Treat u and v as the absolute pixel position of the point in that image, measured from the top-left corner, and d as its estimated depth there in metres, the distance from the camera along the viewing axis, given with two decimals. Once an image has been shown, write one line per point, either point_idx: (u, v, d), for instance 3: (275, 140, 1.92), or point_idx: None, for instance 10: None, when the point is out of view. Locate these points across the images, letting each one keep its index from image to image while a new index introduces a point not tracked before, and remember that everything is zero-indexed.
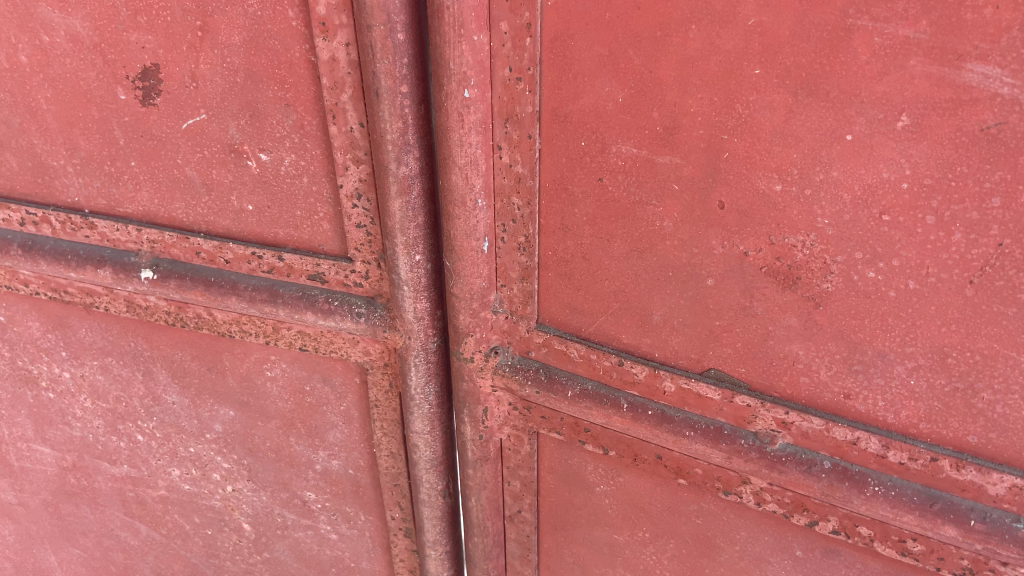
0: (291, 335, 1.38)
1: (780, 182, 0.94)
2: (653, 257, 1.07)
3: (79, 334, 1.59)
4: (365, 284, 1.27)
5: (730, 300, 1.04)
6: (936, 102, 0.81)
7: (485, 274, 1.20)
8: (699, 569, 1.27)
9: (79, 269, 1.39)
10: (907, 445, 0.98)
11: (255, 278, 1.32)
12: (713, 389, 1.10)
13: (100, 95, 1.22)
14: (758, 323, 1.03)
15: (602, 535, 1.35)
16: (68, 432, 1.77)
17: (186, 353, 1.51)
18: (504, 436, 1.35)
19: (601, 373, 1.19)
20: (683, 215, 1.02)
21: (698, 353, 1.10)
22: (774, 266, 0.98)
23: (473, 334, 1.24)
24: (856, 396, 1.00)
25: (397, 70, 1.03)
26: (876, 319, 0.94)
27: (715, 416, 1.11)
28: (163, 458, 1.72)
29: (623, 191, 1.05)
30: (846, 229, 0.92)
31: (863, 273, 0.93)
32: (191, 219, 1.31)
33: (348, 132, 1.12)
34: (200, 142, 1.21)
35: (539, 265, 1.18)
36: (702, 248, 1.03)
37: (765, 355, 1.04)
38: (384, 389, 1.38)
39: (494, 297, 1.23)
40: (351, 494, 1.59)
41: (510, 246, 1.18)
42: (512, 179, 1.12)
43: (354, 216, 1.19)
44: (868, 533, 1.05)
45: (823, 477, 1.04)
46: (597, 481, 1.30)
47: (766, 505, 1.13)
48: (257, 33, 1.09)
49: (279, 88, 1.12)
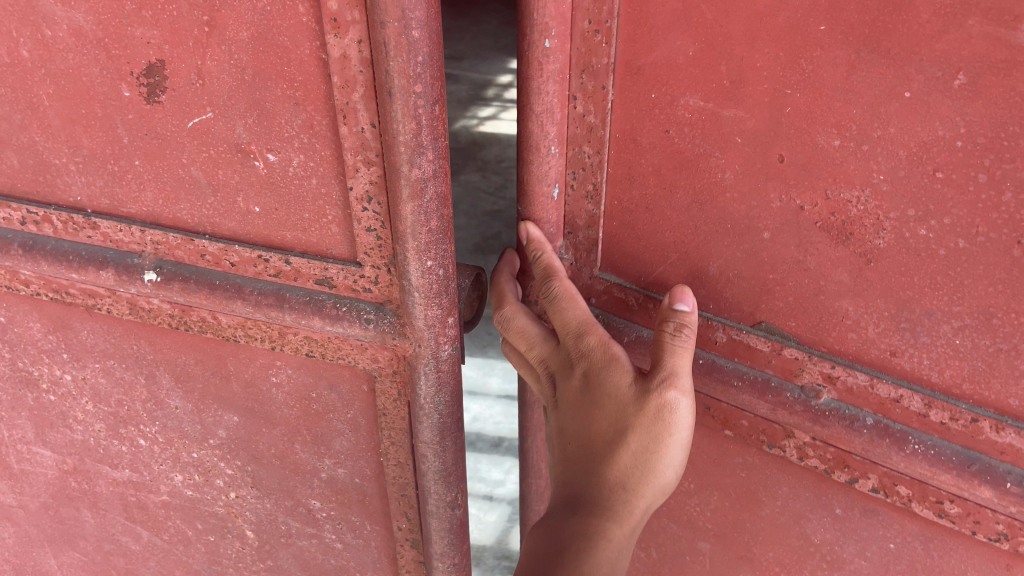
0: (298, 341, 1.34)
1: (838, 138, 0.96)
2: (713, 209, 1.10)
3: (81, 336, 1.55)
4: (374, 290, 1.22)
5: (784, 255, 1.07)
6: (991, 61, 0.83)
7: (554, 220, 1.25)
8: (741, 523, 1.34)
9: (81, 270, 1.36)
10: (948, 405, 1.02)
11: (261, 282, 1.28)
12: (763, 340, 1.14)
13: (104, 92, 1.18)
14: (810, 277, 1.06)
15: None
16: (69, 435, 1.74)
17: (190, 357, 1.47)
18: None
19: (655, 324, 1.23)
20: (743, 168, 1.04)
21: (751, 305, 1.14)
22: (828, 221, 1.01)
23: None
24: (901, 354, 1.04)
25: (411, 69, 0.99)
26: (926, 276, 0.97)
27: (764, 368, 1.16)
28: (165, 464, 1.68)
29: (688, 143, 1.07)
30: (900, 186, 0.95)
31: (914, 231, 0.96)
32: (196, 221, 1.27)
33: (359, 133, 1.07)
34: (207, 141, 1.17)
35: (605, 213, 1.22)
36: (760, 201, 1.05)
37: (816, 310, 1.08)
38: (392, 398, 1.35)
39: (562, 243, 1.28)
40: (357, 504, 1.55)
41: (578, 194, 1.22)
42: (584, 128, 1.16)
43: (364, 220, 1.15)
44: (906, 493, 1.10)
45: (864, 433, 1.08)
46: None
47: (808, 460, 1.18)
48: (267, 29, 1.04)
49: (289, 86, 1.08)
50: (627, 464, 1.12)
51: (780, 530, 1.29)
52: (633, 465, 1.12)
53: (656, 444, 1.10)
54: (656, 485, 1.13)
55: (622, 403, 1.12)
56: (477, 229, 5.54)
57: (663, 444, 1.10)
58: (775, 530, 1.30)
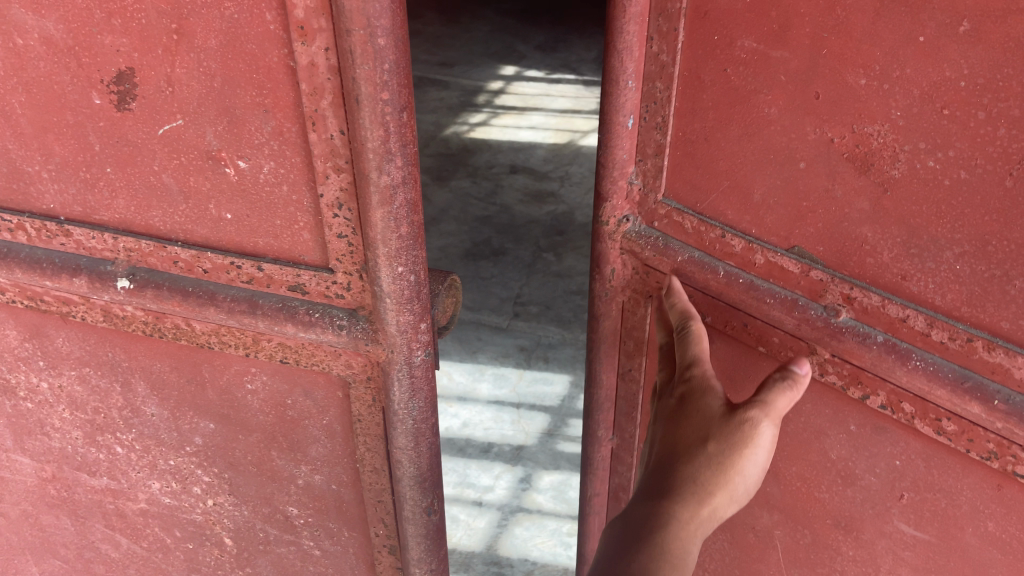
0: (272, 348, 1.34)
1: (864, 77, 1.00)
2: (759, 141, 1.13)
3: (57, 343, 1.55)
4: (347, 296, 1.23)
5: (816, 184, 1.10)
6: (992, 8, 0.88)
7: (626, 148, 1.29)
8: (768, 441, 1.32)
9: (54, 278, 1.36)
10: (947, 325, 1.03)
11: (234, 289, 1.28)
12: (794, 263, 1.15)
13: (75, 99, 1.18)
14: (835, 205, 1.08)
15: None
16: (47, 443, 1.73)
17: (165, 364, 1.47)
18: (624, 299, 1.42)
19: (707, 245, 1.25)
20: (787, 103, 1.08)
21: (787, 230, 1.15)
22: (854, 153, 1.04)
23: (609, 201, 1.33)
24: (910, 277, 1.05)
25: (377, 76, 0.99)
26: (932, 207, 1.00)
27: (794, 290, 1.17)
28: (143, 472, 1.67)
29: (741, 79, 1.12)
30: (913, 121, 0.98)
31: (924, 162, 0.98)
32: (169, 228, 1.27)
33: (328, 140, 1.08)
34: (177, 148, 1.17)
35: (670, 143, 1.25)
36: (798, 134, 1.09)
37: (840, 235, 1.10)
38: (367, 404, 1.35)
39: (632, 171, 1.31)
40: (334, 510, 1.55)
41: (650, 125, 1.27)
42: (657, 66, 1.22)
43: (335, 227, 1.15)
44: (911, 410, 1.10)
45: (873, 347, 1.09)
46: None
47: (827, 376, 1.18)
48: (235, 37, 1.04)
49: (258, 93, 1.08)
50: (702, 477, 1.05)
51: (801, 446, 1.28)
52: (707, 478, 1.04)
53: (735, 454, 1.04)
54: (725, 507, 1.04)
55: (710, 418, 1.09)
56: (466, 235, 5.53)
57: (742, 455, 1.04)
58: (797, 446, 1.29)
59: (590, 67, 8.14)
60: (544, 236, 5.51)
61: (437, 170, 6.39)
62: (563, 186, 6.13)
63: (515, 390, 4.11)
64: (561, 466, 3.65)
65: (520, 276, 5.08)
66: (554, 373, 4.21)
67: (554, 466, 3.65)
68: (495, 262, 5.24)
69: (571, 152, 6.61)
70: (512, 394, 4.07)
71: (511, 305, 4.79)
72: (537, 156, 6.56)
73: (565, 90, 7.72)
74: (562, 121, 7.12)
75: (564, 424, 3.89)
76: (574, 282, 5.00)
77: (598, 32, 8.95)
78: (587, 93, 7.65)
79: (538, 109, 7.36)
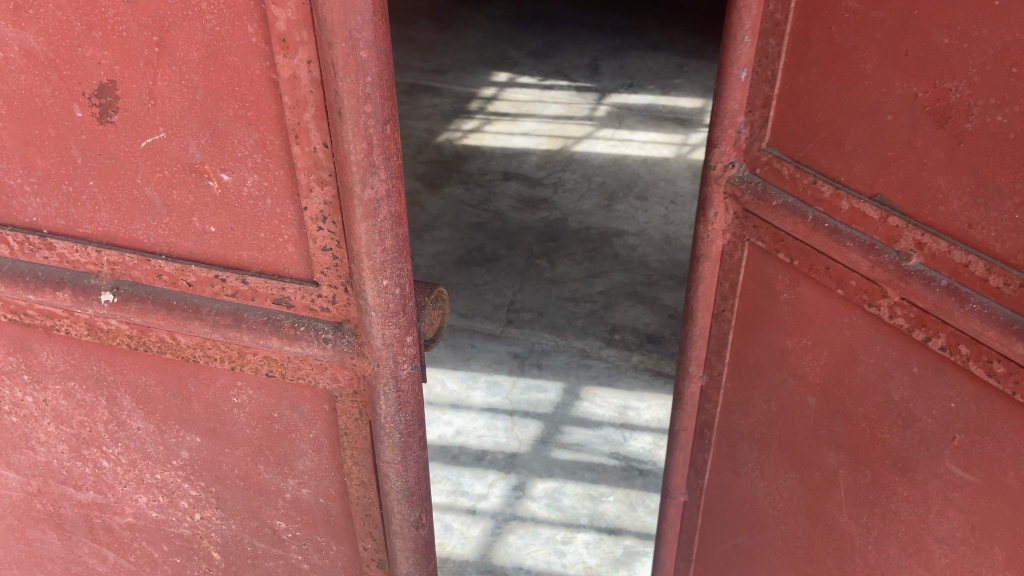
0: (258, 361, 1.33)
1: (947, 36, 1.03)
2: (854, 94, 1.16)
3: (41, 357, 1.53)
4: (332, 310, 1.21)
5: (897, 135, 1.12)
6: None
7: (737, 98, 1.31)
8: (841, 381, 1.30)
9: (37, 291, 1.34)
10: (1004, 271, 1.03)
11: (219, 302, 1.27)
12: (873, 209, 1.17)
13: (56, 112, 1.17)
14: (914, 154, 1.11)
15: (778, 340, 1.40)
16: (32, 457, 1.71)
17: (150, 378, 1.46)
18: (725, 242, 1.43)
19: (800, 190, 1.26)
20: (883, 58, 1.11)
21: (870, 177, 1.17)
22: (934, 108, 1.07)
23: (717, 147, 1.36)
24: (977, 226, 1.06)
25: (360, 89, 0.99)
26: (997, 158, 1.02)
27: (871, 234, 1.18)
28: (129, 486, 1.66)
29: (839, 36, 1.16)
30: (984, 78, 1.01)
31: (992, 117, 1.01)
32: (152, 241, 1.26)
33: (312, 153, 1.07)
34: (160, 162, 1.16)
35: (778, 95, 1.27)
36: (887, 90, 1.12)
37: (917, 183, 1.11)
38: (354, 418, 1.33)
39: (742, 121, 1.33)
40: (322, 524, 1.53)
41: (761, 78, 1.28)
42: (771, 24, 1.24)
43: (320, 239, 1.14)
44: (967, 351, 1.09)
45: (935, 289, 1.10)
46: (783, 291, 1.36)
47: (894, 319, 1.18)
48: (217, 49, 1.03)
49: (240, 106, 1.07)
50: None
51: (869, 389, 1.26)
52: None
53: None
54: None
55: None
56: (459, 242, 5.53)
57: None
58: (864, 392, 1.27)
59: (583, 74, 8.15)
60: (537, 243, 5.51)
61: (430, 176, 6.38)
62: (556, 193, 6.13)
63: (508, 397, 4.09)
64: (555, 473, 3.64)
65: (513, 282, 5.07)
66: (548, 380, 4.20)
67: (547, 474, 3.64)
68: (489, 268, 5.23)
69: (563, 158, 6.61)
70: (506, 401, 4.06)
71: (504, 312, 4.78)
72: (530, 162, 6.56)
73: (557, 97, 7.72)
74: (555, 127, 7.12)
75: (557, 431, 3.88)
76: (567, 288, 5.00)
77: (590, 38, 8.96)
78: (580, 99, 7.65)
79: (531, 115, 7.37)
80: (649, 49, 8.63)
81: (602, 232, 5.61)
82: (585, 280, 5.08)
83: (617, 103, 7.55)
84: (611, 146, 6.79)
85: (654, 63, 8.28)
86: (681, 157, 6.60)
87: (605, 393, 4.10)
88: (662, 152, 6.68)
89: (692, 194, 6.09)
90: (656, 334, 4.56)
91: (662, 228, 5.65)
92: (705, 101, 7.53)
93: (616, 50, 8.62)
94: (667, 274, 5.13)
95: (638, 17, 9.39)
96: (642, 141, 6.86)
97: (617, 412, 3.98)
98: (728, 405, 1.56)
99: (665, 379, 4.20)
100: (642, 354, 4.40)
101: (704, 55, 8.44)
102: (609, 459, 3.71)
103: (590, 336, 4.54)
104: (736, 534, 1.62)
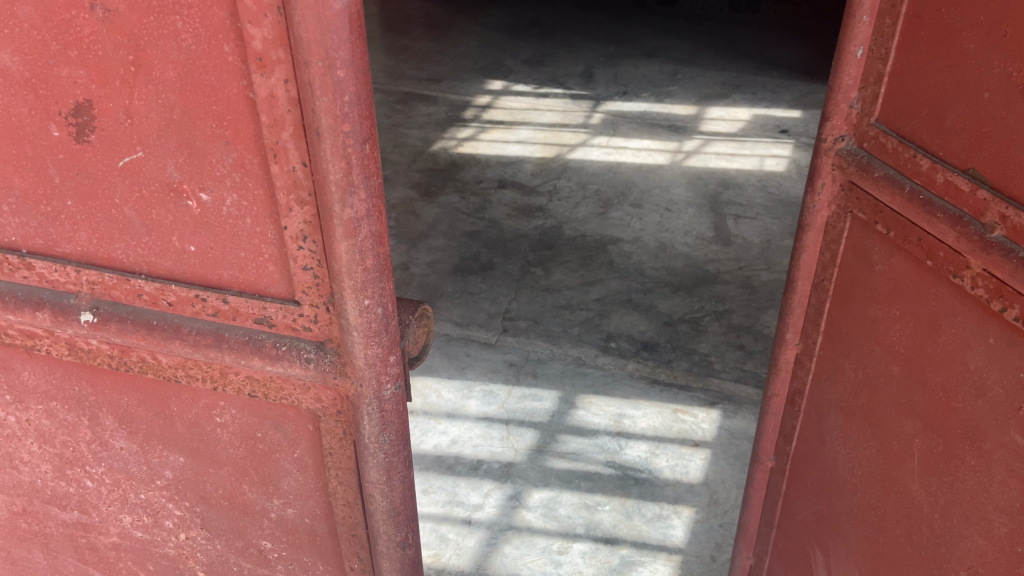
0: (240, 381, 1.31)
1: None
2: (959, 73, 1.16)
3: (23, 377, 1.51)
4: (314, 329, 1.20)
5: (995, 113, 1.11)
6: None
7: (852, 74, 1.33)
8: (924, 350, 1.29)
9: (17, 311, 1.32)
10: None
11: (199, 322, 1.25)
12: (966, 181, 1.16)
13: (34, 132, 1.16)
14: (1007, 132, 1.09)
15: (870, 311, 1.40)
16: (16, 476, 1.69)
17: (133, 398, 1.44)
18: (828, 212, 1.46)
19: (901, 163, 1.27)
20: (987, 37, 1.10)
21: (967, 154, 1.16)
22: None
23: (828, 120, 1.39)
24: None
25: (338, 107, 0.97)
26: None
27: (962, 207, 1.17)
28: (113, 506, 1.64)
29: (951, 15, 1.15)
30: None
31: None
32: (132, 260, 1.24)
33: (290, 172, 1.05)
34: (138, 181, 1.14)
35: (890, 72, 1.28)
36: (987, 68, 1.11)
37: (1009, 159, 1.09)
38: (338, 437, 1.32)
39: (854, 97, 1.35)
40: (308, 544, 1.51)
41: (875, 57, 1.30)
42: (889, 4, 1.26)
43: (300, 259, 1.12)
44: None
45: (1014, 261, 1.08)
46: (878, 262, 1.37)
47: (976, 289, 1.16)
48: (193, 68, 1.01)
49: (217, 125, 1.04)
50: None
51: (949, 360, 1.24)
52: None
53: None
54: None
55: None
56: (454, 250, 5.51)
57: None
58: (945, 362, 1.25)
59: (577, 82, 8.16)
60: (532, 251, 5.49)
61: (424, 185, 6.37)
62: (551, 201, 6.12)
63: (504, 406, 4.07)
64: (551, 483, 3.62)
65: (509, 291, 5.06)
66: (543, 389, 4.18)
67: (543, 483, 3.62)
68: (484, 277, 5.22)
69: (558, 166, 6.60)
70: (502, 411, 4.04)
71: (499, 320, 4.76)
72: (525, 170, 6.55)
73: (552, 104, 7.72)
74: (550, 135, 7.13)
75: (553, 440, 3.86)
76: (562, 296, 4.98)
77: (584, 45, 8.96)
78: (575, 106, 7.65)
79: (526, 123, 7.36)
80: (643, 56, 8.64)
81: (597, 240, 5.60)
82: (580, 288, 5.07)
83: (612, 110, 7.55)
84: (606, 153, 6.79)
85: (648, 71, 8.29)
86: (676, 164, 6.60)
87: (601, 401, 4.09)
88: (657, 159, 6.68)
89: (687, 201, 6.08)
90: (652, 341, 4.55)
91: (658, 235, 5.64)
92: (699, 108, 7.53)
93: (610, 58, 8.62)
94: (663, 281, 5.12)
95: (631, 24, 9.40)
96: (636, 148, 6.86)
97: (613, 420, 3.96)
98: (817, 369, 1.58)
99: (661, 388, 4.19)
100: (638, 362, 4.39)
101: (698, 61, 8.44)
102: (605, 468, 3.69)
103: (586, 344, 4.53)
104: (816, 501, 1.64)
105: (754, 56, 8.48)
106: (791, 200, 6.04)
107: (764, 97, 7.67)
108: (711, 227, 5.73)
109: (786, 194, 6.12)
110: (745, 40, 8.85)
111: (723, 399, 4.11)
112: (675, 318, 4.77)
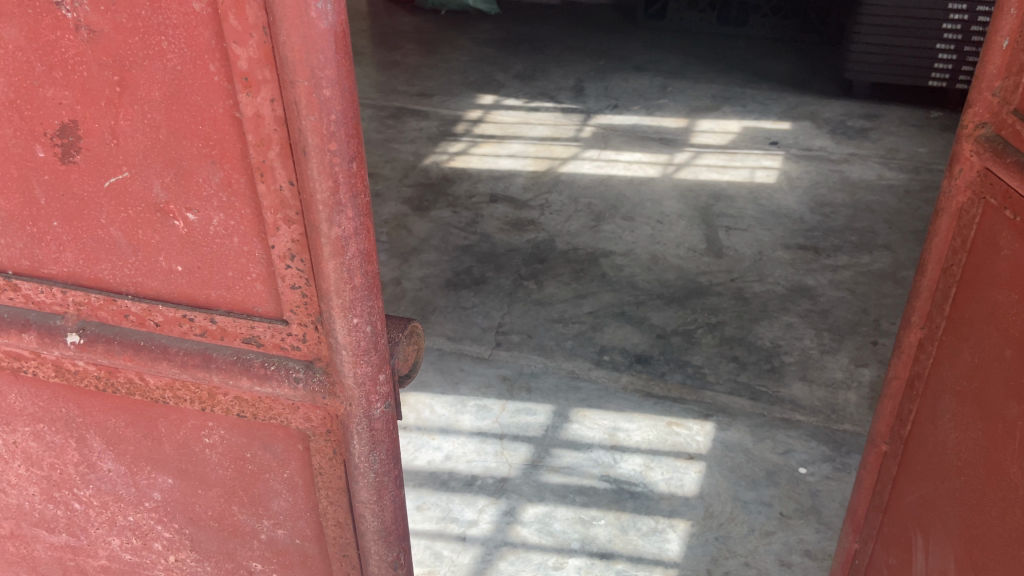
0: (228, 402, 1.30)
1: None
2: None
3: (9, 400, 1.50)
4: (302, 348, 1.19)
5: None
6: None
7: (998, 64, 1.33)
8: None
9: (4, 333, 1.32)
10: None
11: (187, 342, 1.24)
12: None
13: (18, 153, 1.15)
14: None
15: (991, 298, 1.39)
16: (3, 499, 1.67)
17: (121, 420, 1.43)
18: (964, 197, 1.46)
19: None
20: None
21: None
22: None
23: (974, 106, 1.39)
24: None
25: (325, 126, 0.96)
26: None
27: None
28: (102, 528, 1.62)
29: None
30: None
31: None
32: (118, 281, 1.23)
33: (277, 192, 1.04)
34: (124, 202, 1.14)
35: None
36: None
37: None
38: (328, 457, 1.31)
39: (997, 85, 1.35)
40: (299, 565, 1.50)
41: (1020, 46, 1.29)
42: None
43: (288, 278, 1.12)
44: None
45: None
46: (1002, 249, 1.36)
47: None
48: (179, 87, 1.00)
49: (204, 144, 1.04)
50: None
51: None
52: None
53: None
54: None
55: None
56: (447, 264, 5.51)
57: None
58: None
59: (568, 95, 8.20)
60: (524, 264, 5.49)
61: (417, 199, 6.37)
62: (543, 214, 6.13)
63: (498, 421, 4.05)
64: (546, 498, 3.60)
65: (502, 304, 5.05)
66: (537, 403, 4.17)
67: (538, 498, 3.60)
68: (477, 291, 5.21)
69: (550, 180, 6.62)
70: (495, 425, 4.02)
71: (492, 334, 4.76)
72: (517, 184, 6.56)
73: (543, 118, 7.75)
74: (541, 149, 7.15)
75: (547, 454, 3.84)
76: (555, 309, 4.98)
77: (575, 59, 9.01)
78: (566, 120, 7.68)
79: (517, 137, 7.38)
80: (633, 70, 8.69)
81: (590, 253, 5.60)
82: (573, 301, 5.07)
83: (603, 123, 7.58)
84: (597, 166, 6.81)
85: (638, 84, 8.33)
86: (667, 176, 6.62)
87: (595, 414, 4.08)
88: (648, 172, 6.70)
89: (678, 213, 6.10)
90: (645, 354, 4.56)
91: (650, 248, 5.66)
92: (689, 120, 7.57)
93: (600, 72, 8.67)
94: (655, 293, 5.13)
95: (621, 38, 9.46)
96: (627, 161, 6.89)
97: (607, 433, 3.95)
98: (938, 354, 1.57)
99: (655, 400, 4.18)
100: (631, 374, 4.39)
101: (687, 75, 8.50)
102: (600, 482, 3.67)
103: (579, 357, 4.53)
104: (922, 485, 1.63)
105: (743, 69, 8.54)
106: (782, 212, 6.06)
107: (753, 109, 7.71)
108: (703, 239, 5.75)
109: (777, 205, 6.15)
110: (734, 53, 8.91)
111: (717, 410, 4.11)
112: (668, 330, 4.77)
